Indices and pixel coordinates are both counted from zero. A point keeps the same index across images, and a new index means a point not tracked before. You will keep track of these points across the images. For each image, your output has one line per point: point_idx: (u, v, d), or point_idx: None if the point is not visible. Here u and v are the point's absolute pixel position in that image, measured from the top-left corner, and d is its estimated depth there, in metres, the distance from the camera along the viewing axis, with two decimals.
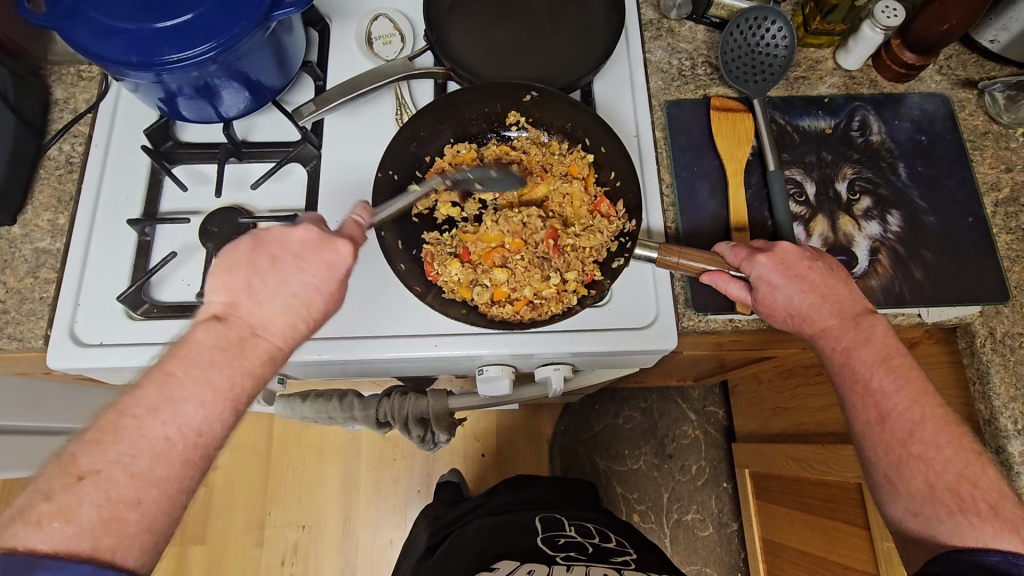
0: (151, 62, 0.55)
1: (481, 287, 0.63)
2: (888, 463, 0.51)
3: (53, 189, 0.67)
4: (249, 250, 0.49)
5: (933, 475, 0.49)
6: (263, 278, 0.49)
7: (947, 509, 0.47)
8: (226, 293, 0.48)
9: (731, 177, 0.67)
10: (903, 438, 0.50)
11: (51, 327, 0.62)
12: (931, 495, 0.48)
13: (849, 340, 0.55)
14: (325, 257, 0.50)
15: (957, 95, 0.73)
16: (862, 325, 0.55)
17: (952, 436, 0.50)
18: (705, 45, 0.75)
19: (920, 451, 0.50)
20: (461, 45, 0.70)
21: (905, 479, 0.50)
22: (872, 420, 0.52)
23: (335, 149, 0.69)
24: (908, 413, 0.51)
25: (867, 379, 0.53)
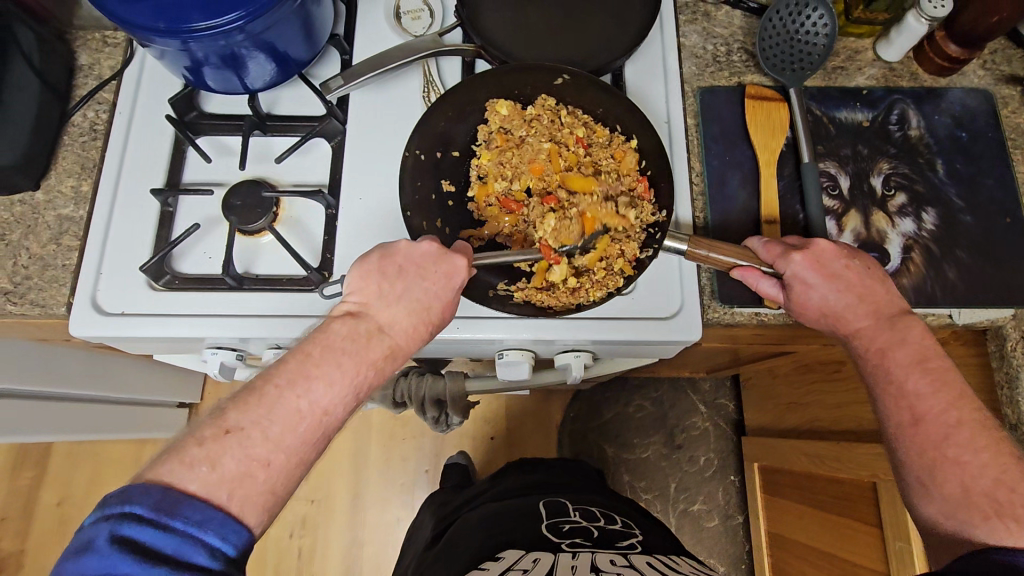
0: (179, 29, 0.54)
1: (553, 281, 0.61)
2: (921, 466, 0.50)
3: (77, 155, 0.67)
4: (381, 261, 0.53)
5: (969, 479, 0.48)
6: (393, 281, 0.52)
7: (982, 514, 0.47)
8: (363, 292, 0.52)
9: (764, 168, 0.66)
10: (938, 441, 0.50)
11: (73, 295, 0.62)
12: (965, 499, 0.48)
13: (883, 342, 0.54)
14: (442, 269, 0.53)
15: (999, 92, 0.70)
16: (897, 326, 0.55)
17: (988, 441, 0.49)
18: (742, 31, 0.73)
19: (955, 454, 0.49)
20: (492, 23, 0.68)
21: (938, 483, 0.49)
22: (905, 423, 0.52)
23: (360, 125, 0.68)
24: (943, 416, 0.50)
25: (901, 380, 0.53)
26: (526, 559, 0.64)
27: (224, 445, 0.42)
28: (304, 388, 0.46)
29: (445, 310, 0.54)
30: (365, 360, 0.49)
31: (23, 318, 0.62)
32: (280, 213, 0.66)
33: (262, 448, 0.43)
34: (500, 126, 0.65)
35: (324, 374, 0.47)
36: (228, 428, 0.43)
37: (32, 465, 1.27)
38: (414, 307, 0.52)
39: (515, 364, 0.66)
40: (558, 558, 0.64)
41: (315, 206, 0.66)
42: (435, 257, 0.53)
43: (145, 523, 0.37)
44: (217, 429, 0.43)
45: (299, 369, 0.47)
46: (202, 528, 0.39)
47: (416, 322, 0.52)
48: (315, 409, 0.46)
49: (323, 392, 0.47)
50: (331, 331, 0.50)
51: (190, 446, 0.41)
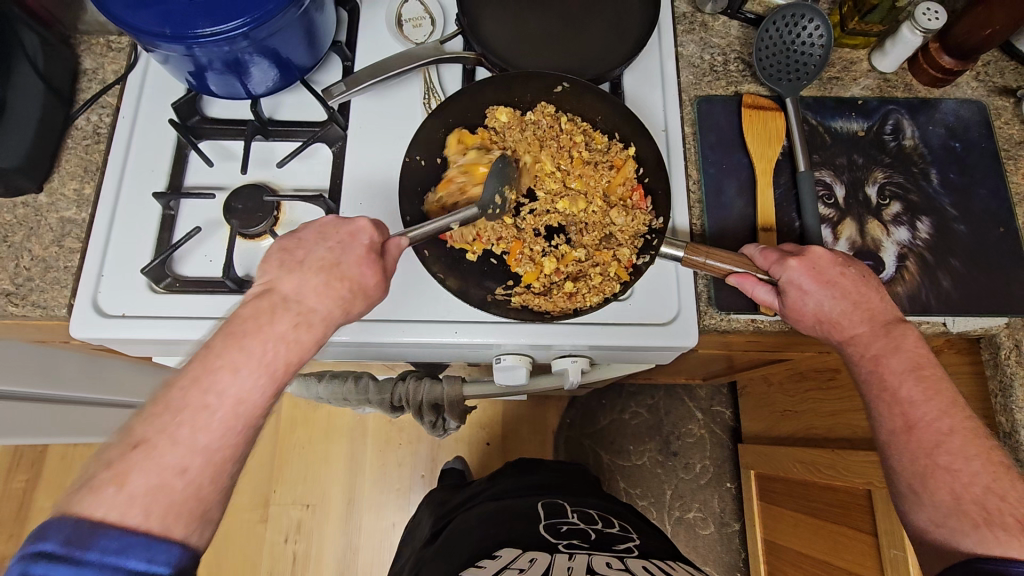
0: (184, 35, 0.55)
1: (552, 285, 0.63)
2: (913, 473, 0.51)
3: (80, 158, 0.67)
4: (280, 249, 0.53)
5: (961, 487, 0.49)
6: (291, 254, 0.52)
7: (972, 521, 0.47)
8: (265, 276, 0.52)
9: (760, 177, 0.67)
10: (930, 448, 0.51)
11: (74, 297, 0.62)
12: (956, 507, 0.48)
13: (877, 348, 0.55)
14: (344, 230, 0.54)
15: (992, 103, 0.71)
16: (892, 333, 0.55)
17: (980, 449, 0.50)
18: (739, 42, 0.74)
19: (946, 462, 0.50)
20: (493, 31, 0.69)
21: (930, 490, 0.50)
22: (897, 429, 0.53)
23: (361, 131, 0.69)
24: (936, 424, 0.51)
25: (895, 388, 0.53)
26: (523, 558, 0.65)
27: (132, 460, 0.41)
28: (210, 382, 0.45)
29: (361, 266, 0.53)
30: (271, 334, 0.48)
31: (24, 319, 0.63)
32: (281, 217, 0.66)
33: (179, 455, 0.42)
34: (496, 132, 0.66)
35: (226, 359, 0.46)
36: (134, 443, 0.42)
37: (27, 467, 1.27)
38: (321, 267, 0.52)
39: (512, 368, 0.66)
40: (555, 559, 0.64)
41: (315, 210, 0.67)
42: (332, 226, 0.55)
43: (57, 561, 0.36)
44: (124, 447, 0.42)
45: (203, 363, 0.46)
46: (123, 554, 0.37)
47: (327, 284, 0.51)
48: (227, 398, 0.45)
49: (233, 380, 0.45)
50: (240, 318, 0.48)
51: (98, 475, 0.40)
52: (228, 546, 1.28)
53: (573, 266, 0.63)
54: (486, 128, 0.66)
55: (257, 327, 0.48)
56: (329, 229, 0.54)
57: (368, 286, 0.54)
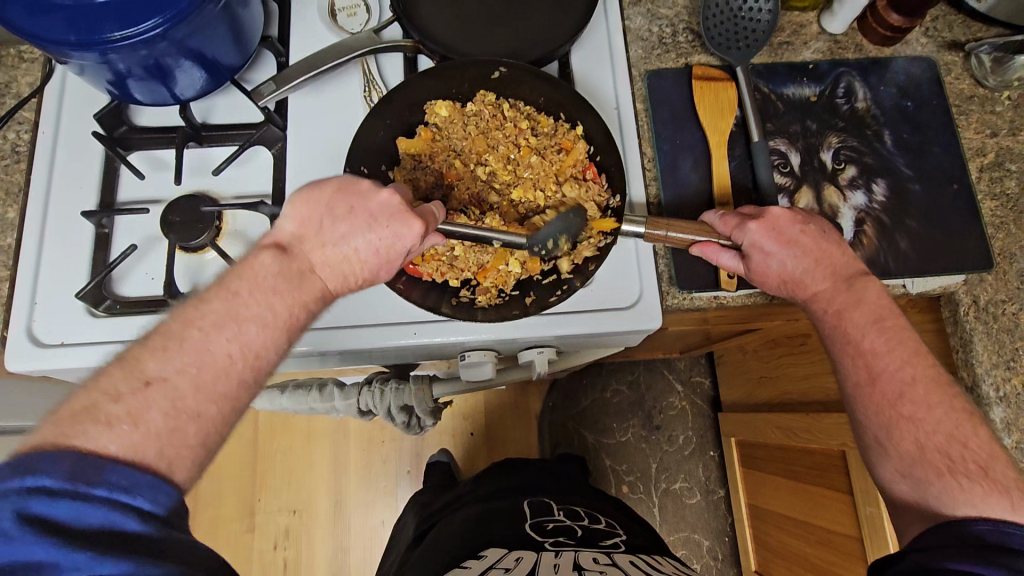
0: (94, 41, 0.51)
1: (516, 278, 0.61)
2: (879, 425, 0.51)
3: (1, 181, 0.63)
4: (333, 194, 0.51)
5: (924, 436, 0.49)
6: (335, 218, 0.50)
7: (936, 470, 0.47)
8: (298, 223, 0.50)
9: (714, 150, 0.65)
10: (893, 399, 0.51)
11: (7, 328, 0.59)
12: (920, 456, 0.48)
13: (841, 303, 0.55)
14: (393, 223, 0.50)
15: (942, 59, 0.71)
16: (854, 287, 0.55)
17: (942, 397, 0.50)
18: (686, 11, 0.72)
19: (911, 412, 0.50)
20: (431, 16, 0.66)
21: (895, 442, 0.50)
22: (862, 382, 0.53)
23: (301, 130, 0.66)
24: (899, 373, 0.51)
25: (858, 341, 0.53)
26: (508, 558, 0.64)
27: (145, 397, 0.40)
28: (231, 328, 0.44)
29: (380, 269, 0.52)
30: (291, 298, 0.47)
31: None
32: (223, 227, 0.63)
33: (192, 398, 0.41)
34: (436, 128, 0.64)
35: (253, 311, 0.45)
36: (149, 380, 0.40)
37: None
38: (351, 251, 0.50)
39: (478, 364, 0.65)
40: (540, 556, 0.64)
41: (259, 217, 0.64)
42: (386, 209, 0.51)
43: (62, 494, 0.34)
44: (136, 381, 0.40)
45: (226, 308, 0.44)
46: (130, 490, 0.36)
47: (348, 271, 0.51)
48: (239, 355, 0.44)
49: (254, 332, 0.45)
50: (257, 263, 0.48)
51: (108, 407, 0.39)
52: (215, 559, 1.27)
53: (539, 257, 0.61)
54: (425, 126, 0.64)
55: (296, 281, 0.48)
56: (380, 217, 0.50)
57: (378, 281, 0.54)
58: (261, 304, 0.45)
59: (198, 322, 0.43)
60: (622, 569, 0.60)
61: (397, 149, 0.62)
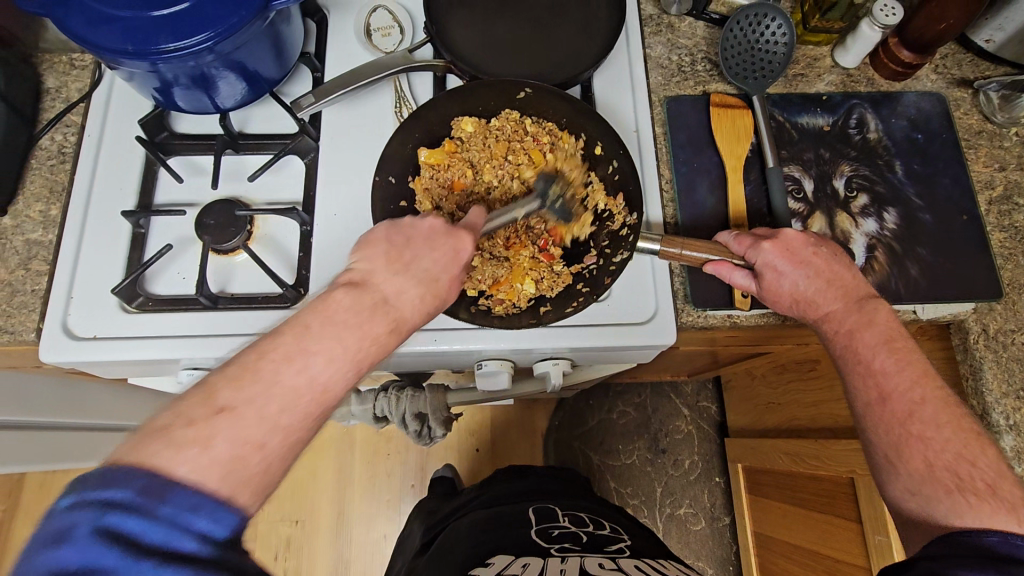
0: (147, 51, 0.54)
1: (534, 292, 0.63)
2: (889, 444, 0.52)
3: (45, 179, 0.66)
4: (394, 235, 0.52)
5: (932, 454, 0.50)
6: (399, 253, 0.50)
7: (945, 488, 0.48)
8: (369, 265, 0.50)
9: (730, 174, 0.68)
10: (903, 418, 0.52)
11: (43, 320, 0.61)
12: (929, 474, 0.49)
13: (851, 323, 0.56)
14: (450, 241, 0.53)
15: (952, 95, 0.73)
16: (865, 308, 0.56)
17: (951, 417, 0.51)
18: (705, 42, 0.75)
19: (919, 431, 0.51)
20: (462, 39, 0.69)
21: (904, 458, 0.51)
22: (872, 401, 0.54)
23: (333, 140, 0.69)
24: (909, 393, 0.52)
25: (869, 360, 0.54)
26: (515, 564, 0.64)
27: (215, 425, 0.38)
28: (303, 361, 0.43)
29: (452, 286, 0.52)
30: (367, 333, 0.46)
31: None
32: (254, 231, 0.66)
33: (260, 430, 0.39)
34: (457, 143, 0.66)
35: (322, 344, 0.43)
36: (219, 407, 0.39)
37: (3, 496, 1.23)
38: (423, 278, 0.50)
39: (493, 373, 0.67)
40: (546, 562, 0.64)
41: (289, 223, 0.66)
42: (442, 239, 0.53)
43: (130, 509, 0.33)
44: (208, 407, 0.39)
45: (295, 342, 0.43)
46: (193, 513, 0.34)
47: (423, 295, 0.50)
48: (314, 388, 0.43)
49: (322, 364, 0.43)
50: (335, 300, 0.46)
51: (179, 429, 0.37)
52: None
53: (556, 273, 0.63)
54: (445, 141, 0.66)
55: (365, 313, 0.47)
56: (438, 237, 0.52)
57: (447, 303, 0.53)
58: (331, 338, 0.44)
59: (270, 354, 0.42)
60: (627, 573, 0.60)
61: (418, 159, 0.65)
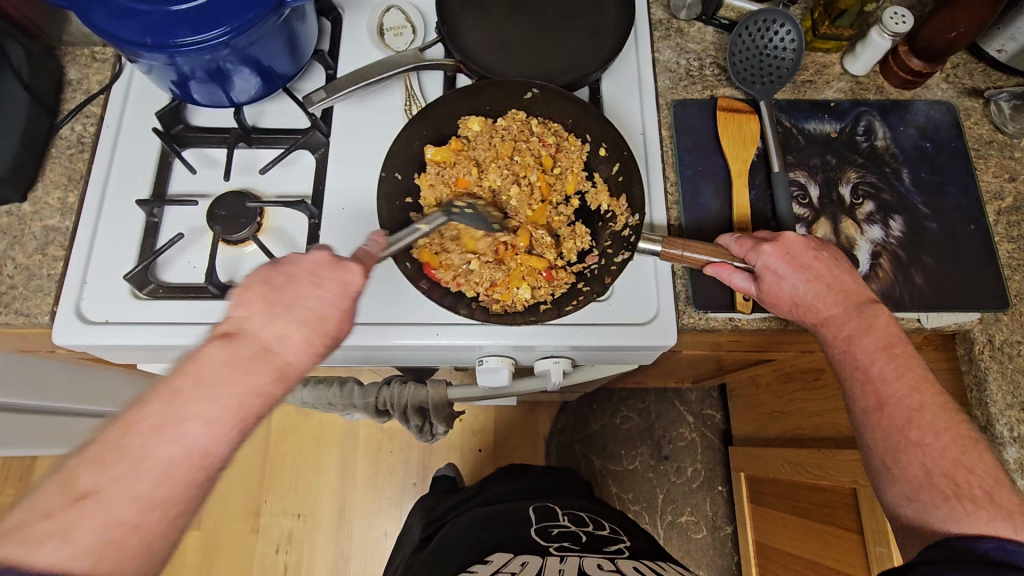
0: (166, 44, 0.56)
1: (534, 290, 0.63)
2: (887, 450, 0.52)
3: (64, 168, 0.68)
4: (267, 285, 0.48)
5: (930, 460, 0.50)
6: (279, 293, 0.48)
7: (942, 494, 0.48)
8: (244, 309, 0.47)
9: (735, 177, 0.68)
10: (901, 424, 0.52)
11: (57, 304, 0.63)
12: (927, 480, 0.49)
13: (850, 329, 0.56)
14: (342, 274, 0.49)
15: (962, 104, 0.73)
16: (865, 313, 0.56)
17: (949, 424, 0.51)
18: (714, 47, 0.76)
19: (918, 437, 0.51)
20: (473, 40, 0.71)
21: (902, 465, 0.51)
22: (870, 407, 0.53)
23: (343, 136, 0.70)
24: (907, 400, 0.52)
25: (867, 366, 0.54)
26: (514, 563, 0.65)
27: (77, 514, 0.38)
28: (175, 431, 0.42)
29: (341, 322, 0.49)
30: (247, 390, 0.45)
31: (7, 327, 0.63)
32: (264, 223, 0.67)
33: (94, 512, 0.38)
34: (464, 142, 0.67)
35: (195, 410, 0.43)
36: (80, 493, 0.38)
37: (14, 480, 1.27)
38: (306, 319, 0.47)
39: (495, 370, 0.67)
40: (545, 562, 0.64)
41: (298, 216, 0.67)
42: (334, 279, 0.49)
43: None
44: (68, 496, 0.38)
45: (166, 409, 0.42)
46: None
47: (308, 339, 0.48)
48: (192, 452, 0.42)
49: (198, 431, 0.42)
50: (205, 356, 0.44)
51: (35, 524, 0.37)
52: (218, 558, 1.27)
53: (557, 272, 0.64)
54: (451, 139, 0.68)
55: (248, 366, 0.45)
56: (324, 273, 0.49)
57: (345, 340, 0.50)
58: (205, 401, 0.43)
59: (136, 427, 0.41)
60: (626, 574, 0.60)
61: (425, 157, 0.66)
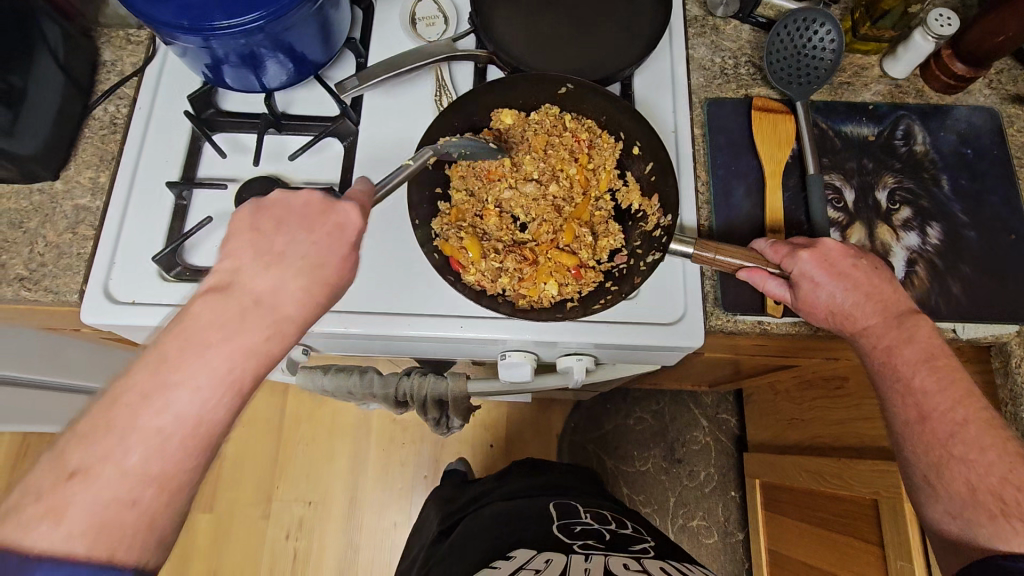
0: (202, 27, 0.56)
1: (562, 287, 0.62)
2: (928, 464, 0.51)
3: (96, 148, 0.69)
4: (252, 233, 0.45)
5: (976, 477, 0.48)
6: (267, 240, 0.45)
7: (989, 512, 0.47)
8: (235, 260, 0.44)
9: (769, 179, 0.67)
10: (944, 439, 0.51)
11: (86, 282, 0.63)
12: (972, 497, 0.48)
13: (890, 339, 0.55)
14: (332, 218, 0.46)
15: (1005, 111, 0.71)
16: (904, 324, 0.55)
17: (996, 440, 0.49)
18: (750, 45, 0.74)
19: (962, 452, 0.49)
20: (506, 31, 0.70)
21: (945, 481, 0.50)
22: (911, 420, 0.53)
23: (372, 125, 0.70)
24: (949, 414, 0.51)
25: (908, 377, 0.53)
26: (539, 559, 0.64)
27: (67, 491, 0.36)
28: (162, 401, 0.39)
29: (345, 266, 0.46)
30: (232, 344, 0.41)
31: (36, 304, 0.63)
32: None
33: (127, 487, 0.37)
34: (497, 134, 0.67)
35: (181, 375, 0.40)
36: (72, 471, 0.37)
37: (34, 457, 1.29)
38: (301, 266, 0.45)
39: (517, 365, 0.66)
40: (571, 559, 0.63)
41: None
42: (322, 223, 0.46)
43: None
44: (58, 475, 0.36)
45: (151, 378, 0.39)
46: None
47: (307, 286, 0.44)
48: (184, 419, 0.39)
49: (186, 399, 0.39)
50: (194, 312, 0.42)
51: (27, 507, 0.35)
52: (229, 542, 1.28)
53: (586, 269, 0.63)
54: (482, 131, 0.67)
55: (233, 319, 0.42)
56: (315, 215, 0.46)
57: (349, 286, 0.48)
58: (198, 364, 0.40)
59: (124, 399, 0.39)
60: None
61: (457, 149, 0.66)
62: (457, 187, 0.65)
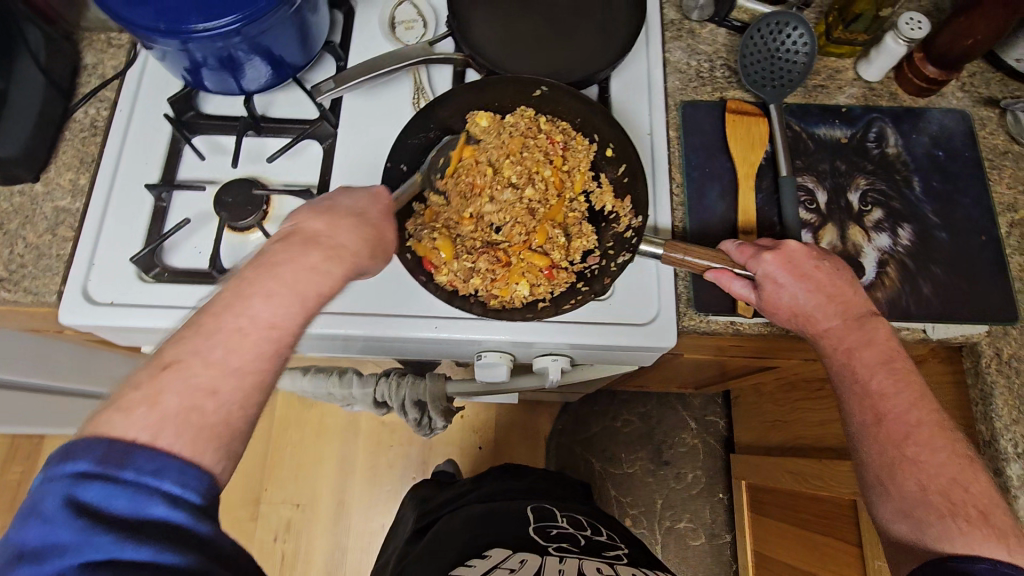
0: (178, 30, 0.56)
1: (533, 289, 0.63)
2: (882, 465, 0.51)
3: (77, 150, 0.69)
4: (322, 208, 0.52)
5: (926, 478, 0.49)
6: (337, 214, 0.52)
7: (938, 512, 0.48)
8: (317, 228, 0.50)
9: (742, 180, 0.67)
10: (899, 440, 0.51)
11: (65, 283, 0.64)
12: (923, 498, 0.49)
13: (851, 341, 0.55)
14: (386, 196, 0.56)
15: (977, 113, 0.72)
16: (865, 326, 0.56)
17: (946, 442, 0.50)
18: (725, 49, 0.75)
19: (915, 453, 0.50)
20: (482, 34, 0.71)
21: (897, 482, 0.50)
22: (868, 422, 0.53)
23: (350, 127, 0.70)
24: (905, 416, 0.52)
25: (866, 380, 0.54)
26: (513, 559, 0.65)
27: (163, 381, 0.40)
28: (244, 307, 0.44)
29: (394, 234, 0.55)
30: (321, 279, 0.47)
31: (15, 305, 0.64)
32: (270, 211, 0.67)
33: (209, 378, 0.41)
34: (469, 137, 0.67)
35: (272, 287, 0.45)
36: (166, 363, 0.40)
37: (22, 459, 1.29)
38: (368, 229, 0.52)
39: (493, 365, 0.67)
40: (544, 560, 0.64)
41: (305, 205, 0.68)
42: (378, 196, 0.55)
43: (94, 478, 0.34)
44: (155, 367, 0.40)
45: (259, 287, 0.45)
46: (158, 475, 0.36)
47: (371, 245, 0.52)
48: (273, 321, 0.44)
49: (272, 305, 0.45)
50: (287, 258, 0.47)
51: (128, 394, 0.39)
52: None
53: (558, 269, 0.64)
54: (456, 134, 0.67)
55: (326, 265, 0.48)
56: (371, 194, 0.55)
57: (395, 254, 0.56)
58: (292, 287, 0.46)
59: (238, 297, 0.44)
60: None
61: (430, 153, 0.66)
62: (432, 189, 0.65)
